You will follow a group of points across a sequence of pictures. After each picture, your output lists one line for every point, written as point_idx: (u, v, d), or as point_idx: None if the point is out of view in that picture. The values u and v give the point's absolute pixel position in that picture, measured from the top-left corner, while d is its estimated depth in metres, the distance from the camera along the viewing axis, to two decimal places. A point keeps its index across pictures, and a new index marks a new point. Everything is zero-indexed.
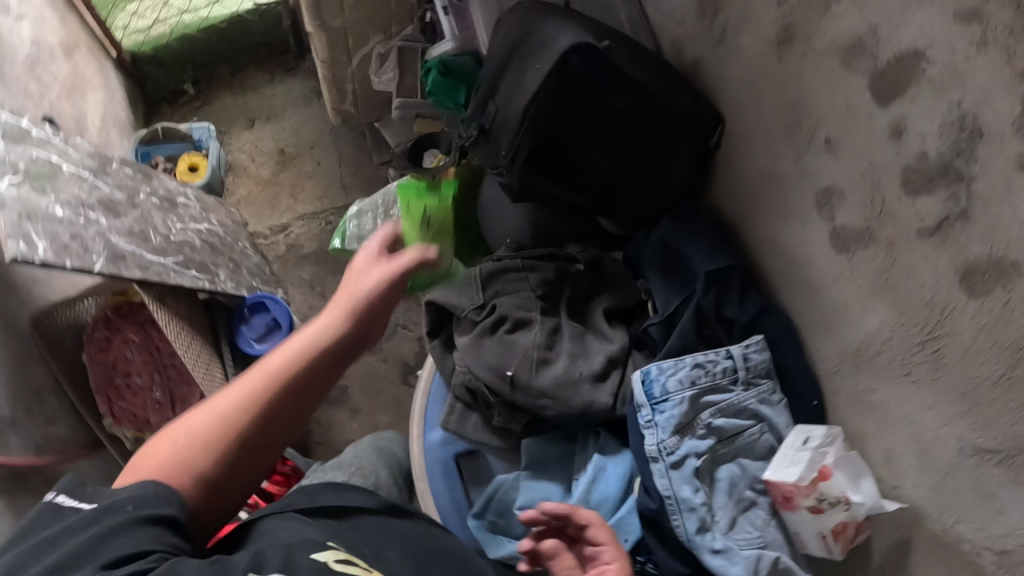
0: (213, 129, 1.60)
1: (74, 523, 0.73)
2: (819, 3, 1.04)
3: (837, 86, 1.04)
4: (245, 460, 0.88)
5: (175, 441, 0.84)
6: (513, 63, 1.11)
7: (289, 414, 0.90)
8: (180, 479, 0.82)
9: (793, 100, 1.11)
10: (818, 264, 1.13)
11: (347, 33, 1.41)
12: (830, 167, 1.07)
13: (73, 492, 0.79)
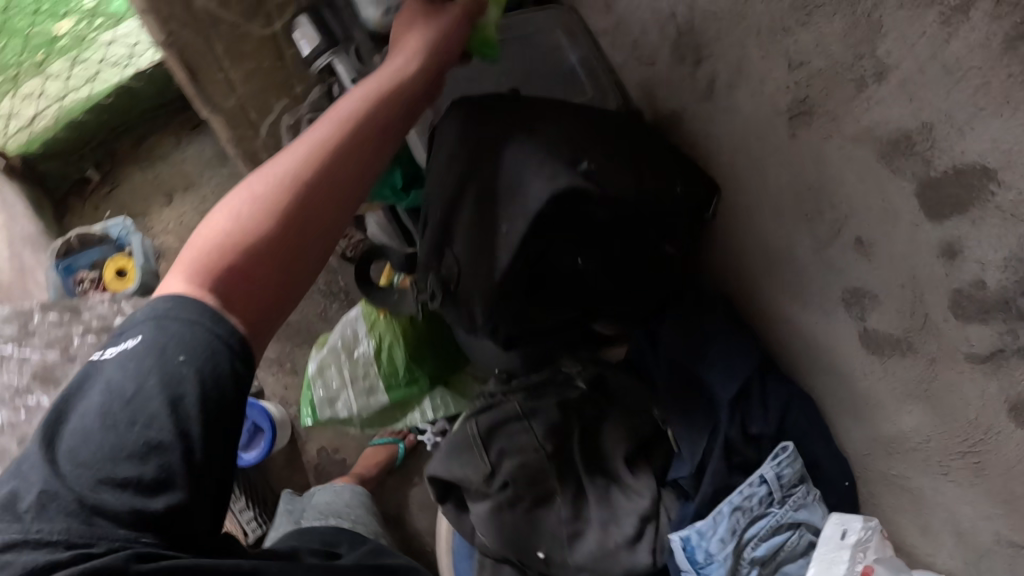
0: (127, 222, 1.32)
1: (98, 419, 0.58)
2: (848, 80, 0.79)
3: (872, 181, 0.82)
4: (283, 245, 0.70)
5: (211, 267, 0.66)
6: (469, 201, 0.86)
7: (320, 211, 0.73)
8: (217, 292, 0.65)
9: (811, 184, 0.89)
10: (850, 354, 0.97)
11: (246, 107, 1.18)
12: (862, 268, 0.88)
13: (130, 330, 0.63)
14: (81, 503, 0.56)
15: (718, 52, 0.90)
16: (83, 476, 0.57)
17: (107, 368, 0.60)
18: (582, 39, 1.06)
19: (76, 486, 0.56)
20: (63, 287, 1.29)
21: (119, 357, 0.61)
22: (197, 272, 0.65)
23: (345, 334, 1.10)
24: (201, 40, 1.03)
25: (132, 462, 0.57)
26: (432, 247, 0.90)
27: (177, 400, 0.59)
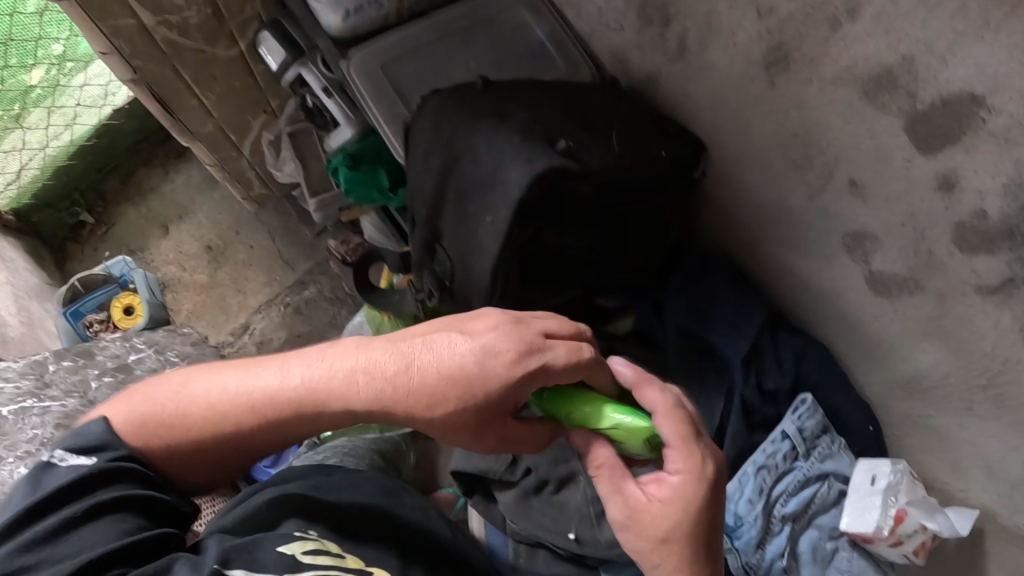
0: (127, 260, 1.34)
1: (58, 480, 0.51)
2: (823, 19, 0.75)
3: (858, 123, 0.79)
4: (230, 449, 0.58)
5: (148, 436, 0.57)
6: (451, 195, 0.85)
7: (299, 421, 0.58)
8: (153, 456, 0.57)
9: (797, 134, 0.85)
10: (863, 301, 0.90)
11: (224, 129, 1.18)
12: (859, 211, 0.84)
13: (79, 437, 0.54)
14: (52, 555, 0.48)
15: (688, 13, 0.87)
16: (53, 541, 0.49)
17: (60, 469, 0.52)
18: (545, 10, 1.01)
19: (34, 549, 0.48)
20: (75, 333, 1.31)
21: (84, 463, 0.52)
22: (138, 421, 0.57)
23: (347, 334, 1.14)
24: (168, 70, 1.06)
25: (93, 507, 0.51)
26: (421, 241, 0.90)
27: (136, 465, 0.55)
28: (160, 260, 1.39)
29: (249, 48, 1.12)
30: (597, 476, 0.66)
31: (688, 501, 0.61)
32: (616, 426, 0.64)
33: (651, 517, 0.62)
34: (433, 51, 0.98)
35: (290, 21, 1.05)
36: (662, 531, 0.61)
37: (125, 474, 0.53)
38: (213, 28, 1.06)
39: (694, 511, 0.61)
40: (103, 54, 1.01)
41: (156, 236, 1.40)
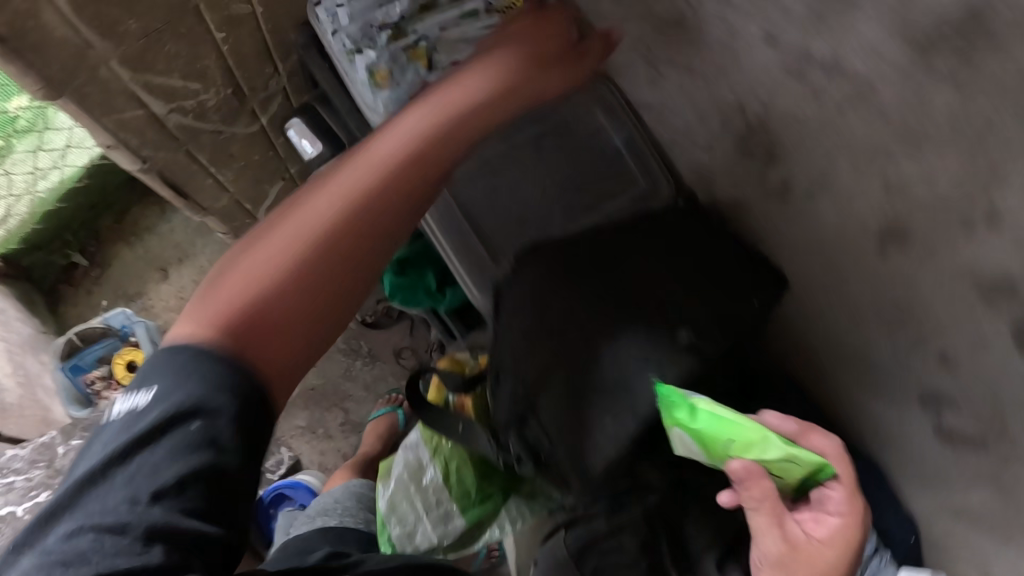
0: (127, 310, 1.20)
1: (120, 430, 0.49)
2: (952, 211, 0.70)
3: (962, 309, 0.75)
4: (307, 285, 0.56)
5: (203, 303, 0.54)
6: (558, 382, 0.75)
7: (352, 239, 0.59)
8: (241, 311, 0.53)
9: (890, 298, 0.81)
10: (928, 450, 0.87)
11: (241, 202, 1.04)
12: (942, 380, 0.81)
13: (135, 380, 0.51)
14: (135, 504, 0.45)
15: (798, 160, 0.80)
16: (138, 492, 0.46)
17: (125, 414, 0.49)
18: (625, 116, 0.90)
19: (122, 503, 0.46)
20: (75, 389, 1.17)
21: (143, 406, 0.48)
22: (192, 304, 0.54)
23: (410, 460, 0.93)
24: (181, 155, 0.90)
25: (152, 455, 0.47)
26: (512, 415, 0.77)
27: (193, 392, 0.48)
28: (161, 305, 1.25)
29: (271, 121, 0.96)
30: (756, 507, 0.67)
31: (849, 533, 0.69)
32: (789, 467, 0.67)
33: (822, 536, 0.69)
34: (503, 167, 0.85)
35: (326, 109, 0.91)
36: (831, 546, 0.69)
37: (218, 360, 0.50)
38: (232, 107, 0.90)
39: (850, 540, 0.69)
40: (107, 148, 0.83)
41: (155, 280, 1.27)
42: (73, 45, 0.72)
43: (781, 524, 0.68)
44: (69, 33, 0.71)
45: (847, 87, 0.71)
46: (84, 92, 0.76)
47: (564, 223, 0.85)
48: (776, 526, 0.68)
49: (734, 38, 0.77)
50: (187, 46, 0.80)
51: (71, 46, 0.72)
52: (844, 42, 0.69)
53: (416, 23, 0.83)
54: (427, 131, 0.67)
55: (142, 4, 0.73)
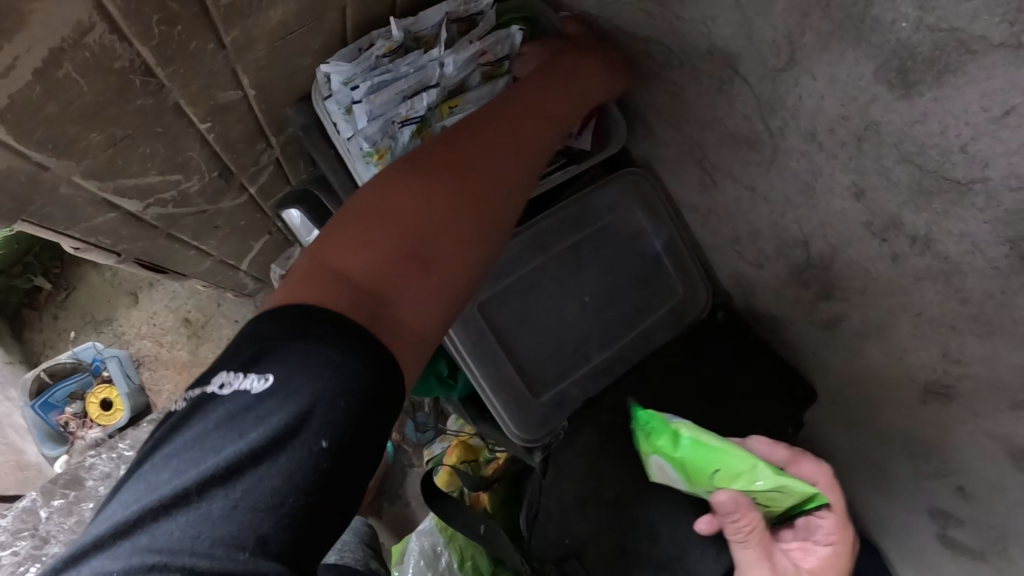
0: (95, 346, 1.15)
1: (220, 438, 0.42)
2: (1006, 387, 0.66)
3: (990, 464, 0.73)
4: (430, 236, 0.52)
5: (327, 249, 0.50)
6: (607, 544, 0.70)
7: (477, 177, 0.57)
8: (358, 279, 0.48)
9: (914, 433, 0.79)
10: (930, 556, 0.88)
11: (225, 260, 0.97)
12: (955, 508, 0.80)
13: (245, 352, 0.44)
14: (237, 549, 0.39)
15: (858, 305, 0.74)
16: (244, 532, 0.39)
17: (229, 402, 0.43)
18: (667, 217, 0.81)
19: (222, 542, 0.39)
20: (48, 427, 1.13)
21: (262, 389, 0.42)
22: (309, 265, 0.48)
23: (423, 548, 0.91)
24: (161, 241, 0.82)
25: (263, 478, 0.41)
26: (554, 559, 0.71)
27: (318, 387, 0.43)
28: (131, 333, 1.20)
29: (261, 190, 0.89)
30: (744, 540, 0.59)
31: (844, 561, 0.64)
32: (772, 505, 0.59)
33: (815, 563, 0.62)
34: (539, 284, 0.75)
35: (328, 196, 0.79)
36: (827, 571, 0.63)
37: (322, 320, 0.44)
38: (218, 186, 0.81)
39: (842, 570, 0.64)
40: (77, 251, 0.75)
41: (125, 306, 1.21)
42: (26, 173, 0.59)
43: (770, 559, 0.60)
44: (20, 162, 0.57)
45: (931, 262, 0.65)
46: (46, 212, 0.64)
47: (601, 346, 0.78)
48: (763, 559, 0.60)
49: (814, 178, 0.68)
50: (165, 143, 0.69)
51: (24, 175, 0.59)
52: (942, 222, 0.61)
53: (442, 118, 0.72)
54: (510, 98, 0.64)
55: (105, 114, 0.60)
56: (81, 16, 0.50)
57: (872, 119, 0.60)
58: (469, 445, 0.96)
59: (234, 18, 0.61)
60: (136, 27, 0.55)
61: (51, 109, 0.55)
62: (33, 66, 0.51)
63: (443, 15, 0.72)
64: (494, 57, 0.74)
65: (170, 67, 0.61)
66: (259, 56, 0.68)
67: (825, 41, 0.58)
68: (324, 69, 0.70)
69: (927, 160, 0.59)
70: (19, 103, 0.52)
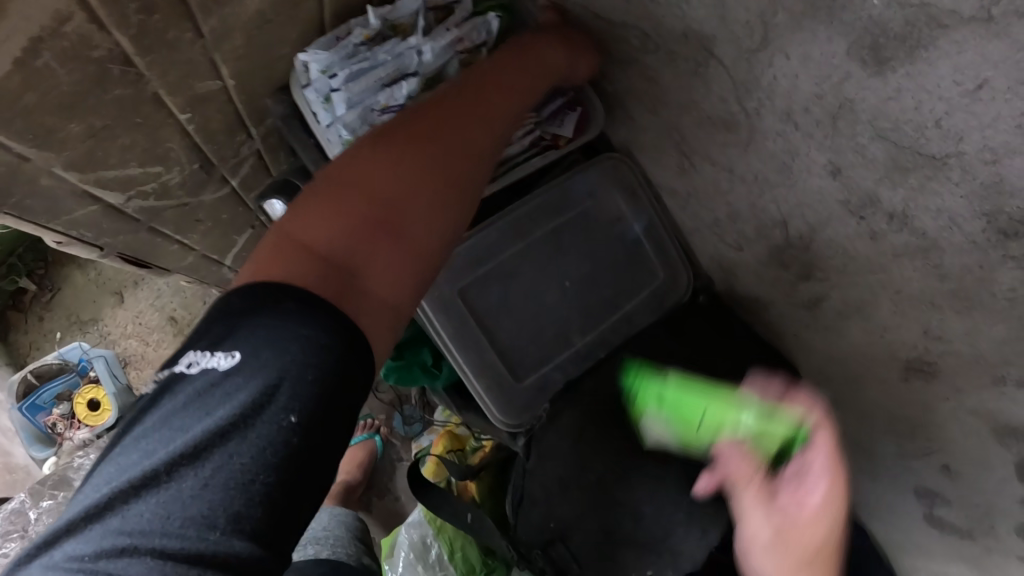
0: (81, 346, 1.14)
1: (191, 417, 0.42)
2: (987, 362, 0.67)
3: (973, 438, 0.74)
4: (397, 210, 0.52)
5: (294, 223, 0.50)
6: (592, 528, 0.70)
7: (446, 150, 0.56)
8: (323, 252, 0.48)
9: (899, 411, 0.79)
10: (917, 534, 0.89)
11: (208, 255, 0.97)
12: (940, 484, 0.81)
13: (210, 330, 0.44)
14: (208, 528, 0.39)
15: (839, 285, 0.75)
16: (215, 511, 0.39)
17: (197, 379, 0.43)
18: (647, 201, 0.81)
19: (194, 522, 0.39)
20: (35, 428, 1.12)
21: (228, 366, 0.42)
22: (276, 242, 0.49)
23: (413, 540, 0.90)
24: (143, 235, 0.82)
25: (234, 455, 0.41)
26: (540, 544, 0.72)
27: (281, 365, 0.43)
28: (117, 332, 1.20)
29: (242, 182, 0.88)
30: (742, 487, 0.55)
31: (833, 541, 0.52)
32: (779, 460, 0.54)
33: (796, 537, 0.52)
34: (519, 270, 0.75)
35: (307, 185, 0.79)
36: (808, 554, 0.51)
37: (285, 297, 0.44)
38: (199, 179, 0.81)
39: (827, 547, 0.52)
40: (60, 247, 0.75)
41: (110, 306, 1.20)
42: (5, 164, 0.59)
43: (753, 517, 0.54)
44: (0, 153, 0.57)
45: (909, 239, 0.65)
46: (26, 204, 0.64)
47: (583, 331, 0.77)
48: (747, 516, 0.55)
49: (792, 158, 0.69)
50: (145, 134, 0.69)
51: (4, 166, 0.59)
52: (919, 198, 0.62)
53: None
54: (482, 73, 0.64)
55: (84, 105, 0.60)
56: (58, 5, 0.51)
57: (846, 97, 0.60)
58: (455, 434, 0.95)
59: (212, 6, 0.62)
60: (113, 15, 0.55)
61: (29, 99, 0.55)
62: (11, 55, 0.51)
63: (420, 2, 0.72)
64: (472, 44, 0.73)
65: (149, 57, 0.62)
66: (237, 46, 0.68)
67: (798, 20, 0.59)
68: (302, 58, 0.70)
69: (902, 136, 0.59)
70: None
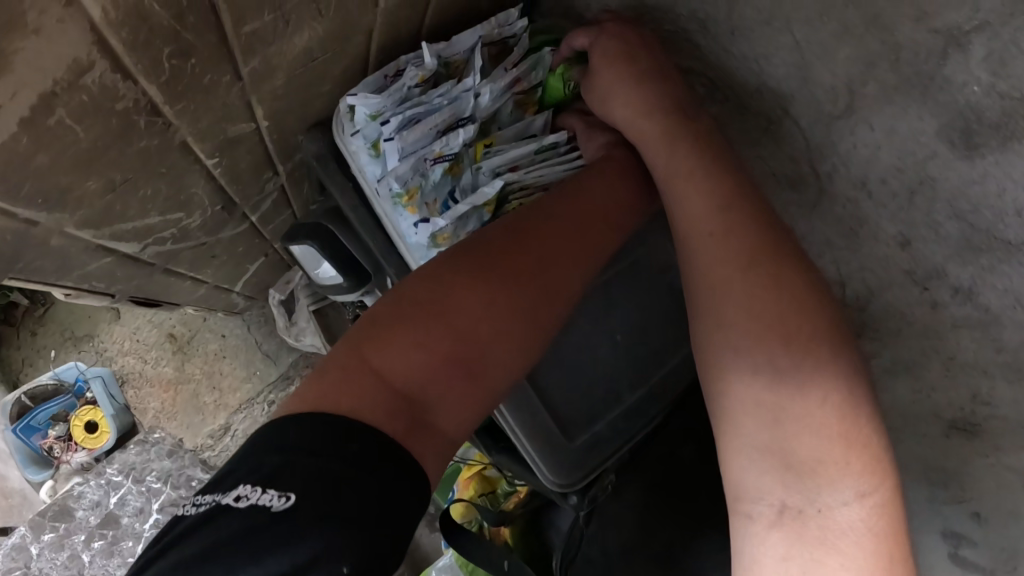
0: (78, 366, 1.11)
1: (234, 561, 0.39)
2: None
3: (1010, 497, 0.75)
4: (472, 342, 0.54)
5: (372, 341, 0.51)
6: None
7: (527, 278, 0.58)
8: (398, 383, 0.49)
9: (935, 467, 0.80)
10: None
11: (220, 285, 0.92)
12: (967, 537, 0.82)
13: (264, 463, 0.42)
14: None
15: (886, 343, 0.74)
16: None
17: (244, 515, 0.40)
18: None
19: None
20: (31, 450, 1.10)
21: (282, 507, 0.40)
22: (350, 364, 0.49)
23: None
24: (157, 276, 0.77)
25: None
26: None
27: (334, 511, 0.41)
28: (115, 349, 1.15)
29: (262, 217, 0.84)
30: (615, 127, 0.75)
31: (746, 208, 0.59)
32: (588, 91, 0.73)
33: (706, 215, 0.59)
34: (571, 327, 0.73)
35: (343, 229, 0.74)
36: (718, 228, 0.58)
37: (354, 436, 0.44)
38: (219, 218, 0.77)
39: (699, 135, 0.62)
40: (70, 297, 0.70)
41: (106, 322, 1.15)
42: (13, 231, 0.53)
43: (606, 96, 0.66)
44: (6, 221, 0.51)
45: (971, 312, 0.65)
46: (35, 266, 0.59)
47: (634, 387, 0.75)
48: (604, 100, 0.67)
49: (859, 225, 0.67)
50: (166, 181, 0.63)
51: (12, 234, 0.53)
52: (987, 277, 0.62)
53: (477, 156, 0.67)
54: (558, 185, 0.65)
55: (104, 158, 0.55)
56: (78, 53, 0.44)
57: (928, 174, 0.60)
58: (485, 476, 0.93)
59: (255, 46, 0.56)
60: (144, 62, 0.49)
61: (41, 160, 0.49)
62: (19, 115, 0.44)
63: (476, 39, 0.68)
64: (527, 85, 0.70)
65: (180, 104, 0.56)
66: (277, 86, 0.63)
67: (889, 92, 0.59)
68: (350, 101, 0.65)
69: (980, 219, 0.59)
70: (8, 158, 0.46)
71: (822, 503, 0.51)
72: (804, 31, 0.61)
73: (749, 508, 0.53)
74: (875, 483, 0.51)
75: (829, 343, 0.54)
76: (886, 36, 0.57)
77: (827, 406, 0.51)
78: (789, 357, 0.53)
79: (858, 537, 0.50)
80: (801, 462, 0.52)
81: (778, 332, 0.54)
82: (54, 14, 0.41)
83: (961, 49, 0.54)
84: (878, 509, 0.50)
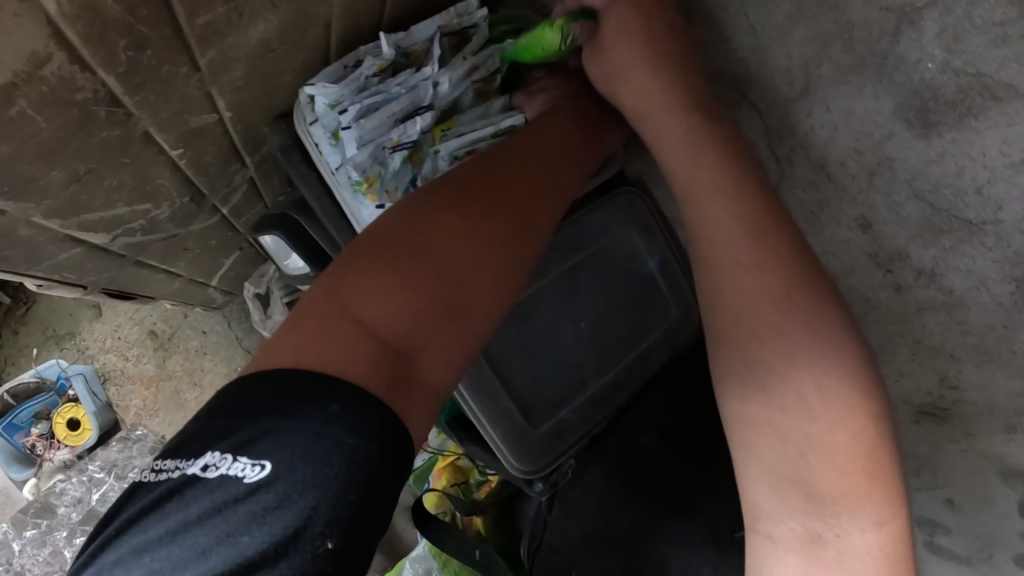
0: (60, 363, 1.12)
1: (202, 536, 0.35)
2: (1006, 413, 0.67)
3: (982, 482, 0.74)
4: (458, 290, 0.51)
5: (353, 291, 0.47)
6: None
7: (510, 225, 0.55)
8: (382, 333, 0.46)
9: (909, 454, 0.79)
10: None
11: (195, 280, 0.93)
12: (941, 526, 0.81)
13: (234, 430, 0.38)
14: None
15: None
16: None
17: (215, 489, 0.37)
18: (663, 240, 0.78)
19: None
20: (14, 449, 1.11)
21: (257, 479, 0.37)
22: (329, 313, 0.45)
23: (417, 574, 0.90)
24: (129, 269, 0.78)
25: None
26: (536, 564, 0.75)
27: (317, 482, 0.37)
28: (96, 347, 1.15)
29: (233, 210, 0.84)
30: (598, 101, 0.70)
31: (771, 229, 0.55)
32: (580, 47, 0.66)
33: (731, 234, 0.56)
34: (536, 312, 0.72)
35: (306, 218, 0.73)
36: (744, 254, 0.55)
37: (335, 395, 0.40)
38: (189, 211, 0.77)
39: (721, 136, 0.59)
40: (41, 289, 0.71)
41: (87, 319, 1.16)
42: None
43: (614, 72, 0.63)
44: None
45: (935, 294, 0.64)
46: (5, 255, 0.60)
47: (599, 372, 0.75)
48: (616, 78, 0.63)
49: (821, 209, 0.67)
50: (132, 172, 0.63)
51: None
52: (949, 258, 0.61)
53: (436, 142, 0.68)
54: (531, 131, 0.63)
55: (67, 149, 0.55)
56: (35, 45, 0.45)
57: (886, 154, 0.60)
58: (458, 466, 0.93)
59: (211, 37, 0.56)
60: (100, 54, 0.49)
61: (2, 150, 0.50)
62: None
63: (434, 29, 0.68)
64: (486, 73, 0.70)
65: (139, 95, 0.56)
66: (237, 78, 0.63)
67: (843, 73, 0.59)
68: (308, 91, 0.65)
69: (940, 199, 0.59)
70: None
71: (841, 530, 0.49)
72: (759, 14, 0.61)
73: (768, 531, 0.52)
74: (894, 514, 0.48)
75: (863, 376, 0.50)
76: (837, 17, 0.57)
77: (852, 444, 0.48)
78: (819, 390, 0.50)
79: (876, 564, 0.48)
80: (823, 493, 0.49)
81: (804, 358, 0.51)
82: (11, 9, 0.42)
83: (913, 25, 0.54)
84: (896, 541, 0.48)
